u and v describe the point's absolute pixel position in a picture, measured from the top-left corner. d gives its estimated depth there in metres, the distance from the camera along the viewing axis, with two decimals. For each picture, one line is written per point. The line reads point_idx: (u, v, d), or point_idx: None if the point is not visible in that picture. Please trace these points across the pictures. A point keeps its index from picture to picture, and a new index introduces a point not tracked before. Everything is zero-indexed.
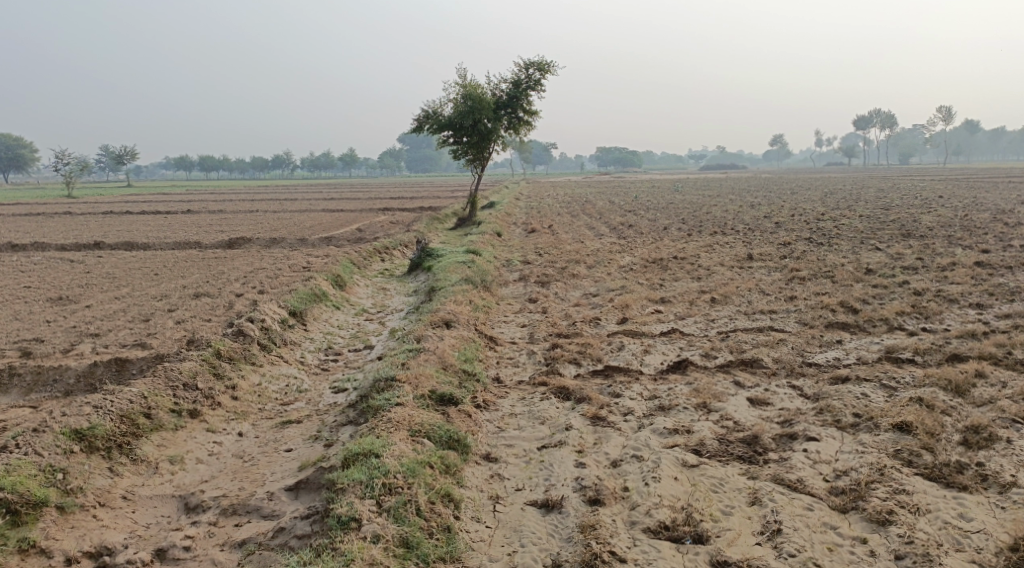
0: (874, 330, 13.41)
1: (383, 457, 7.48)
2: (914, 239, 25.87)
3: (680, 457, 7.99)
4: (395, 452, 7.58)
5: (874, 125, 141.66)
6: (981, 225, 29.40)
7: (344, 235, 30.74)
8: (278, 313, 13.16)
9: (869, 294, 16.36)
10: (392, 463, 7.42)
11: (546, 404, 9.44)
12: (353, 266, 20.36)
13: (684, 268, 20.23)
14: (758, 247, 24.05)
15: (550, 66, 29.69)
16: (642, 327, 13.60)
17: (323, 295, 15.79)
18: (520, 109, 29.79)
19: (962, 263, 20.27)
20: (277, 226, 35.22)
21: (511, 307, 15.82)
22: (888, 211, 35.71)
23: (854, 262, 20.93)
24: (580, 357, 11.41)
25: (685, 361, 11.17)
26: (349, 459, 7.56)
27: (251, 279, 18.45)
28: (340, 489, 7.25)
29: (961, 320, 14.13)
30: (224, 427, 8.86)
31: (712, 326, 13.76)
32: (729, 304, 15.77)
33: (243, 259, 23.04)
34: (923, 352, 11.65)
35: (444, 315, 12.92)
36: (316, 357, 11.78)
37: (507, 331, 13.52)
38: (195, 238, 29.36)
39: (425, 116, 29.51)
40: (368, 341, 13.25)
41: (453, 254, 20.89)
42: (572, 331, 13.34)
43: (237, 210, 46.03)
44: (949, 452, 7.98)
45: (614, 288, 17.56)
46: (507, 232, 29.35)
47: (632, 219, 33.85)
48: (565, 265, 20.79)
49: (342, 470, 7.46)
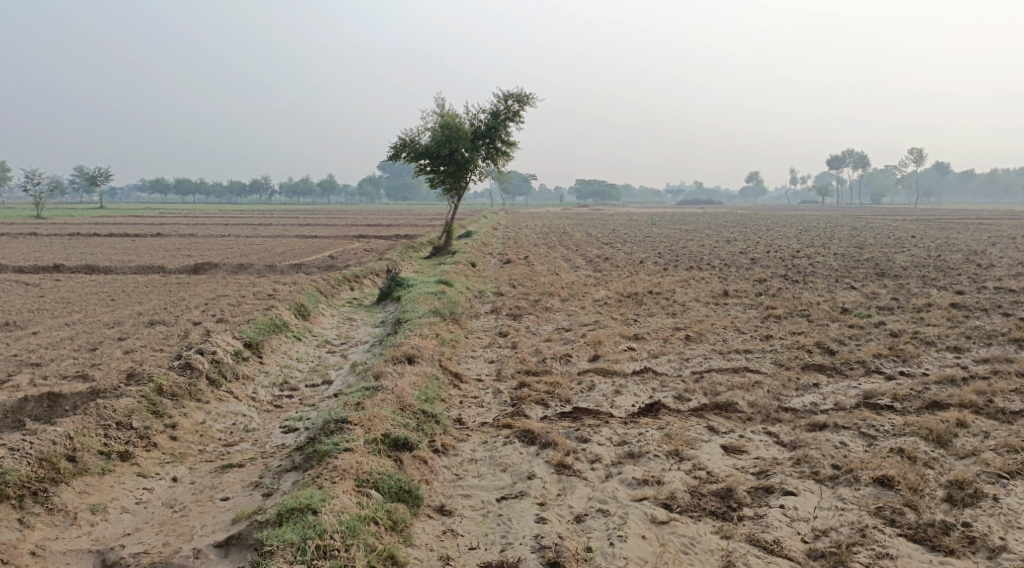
0: (851, 373, 13.02)
1: (321, 514, 6.87)
2: (888, 278, 25.74)
3: (648, 512, 7.48)
4: (335, 508, 6.97)
5: (847, 164, 143.54)
6: (955, 265, 29.40)
7: (315, 262, 30.18)
8: (231, 344, 12.61)
9: (845, 335, 16.03)
10: (330, 522, 6.81)
11: (508, 449, 8.90)
12: (319, 295, 19.82)
13: (659, 304, 19.85)
14: (733, 283, 23.77)
15: (529, 98, 29.48)
16: (613, 365, 13.11)
17: (283, 325, 15.26)
18: (498, 139, 29.48)
19: (937, 304, 20.06)
20: (247, 252, 34.58)
21: (480, 341, 15.30)
22: (862, 250, 35.74)
23: (829, 301, 20.65)
24: (547, 397, 10.89)
25: (657, 403, 10.67)
26: (285, 515, 6.95)
27: (211, 308, 17.88)
28: (269, 551, 6.62)
29: (939, 363, 13.79)
30: (157, 472, 8.29)
31: (686, 366, 13.31)
32: (704, 342, 15.35)
33: (207, 286, 22.42)
34: (902, 398, 11.25)
35: (407, 349, 12.39)
36: (269, 393, 11.55)
37: (473, 367, 12.98)
38: (160, 262, 28.66)
39: (402, 144, 29.11)
40: (327, 375, 12.76)
41: (424, 285, 20.38)
42: (541, 368, 12.83)
43: (209, 234, 45.34)
44: (934, 511, 7.52)
45: (586, 323, 17.11)
46: (482, 263, 28.92)
47: (608, 252, 33.52)
48: (538, 298, 20.34)
49: (275, 528, 6.85)
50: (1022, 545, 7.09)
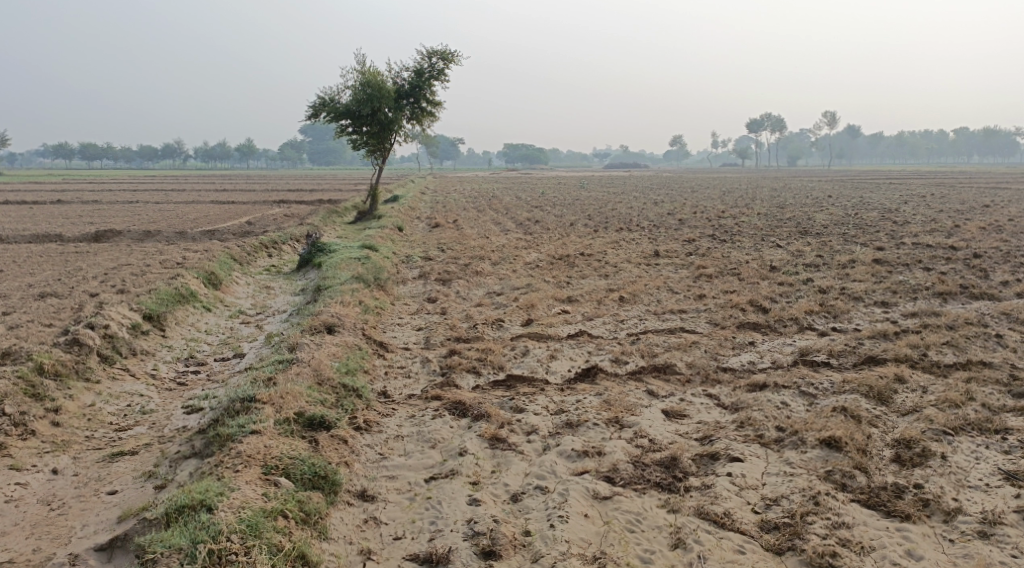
0: (786, 330, 12.73)
1: (217, 511, 6.08)
2: (811, 236, 25.87)
3: (590, 487, 6.91)
4: (235, 503, 6.18)
5: (765, 127, 146.08)
6: (873, 223, 29.84)
7: (231, 228, 28.74)
8: (128, 317, 11.66)
9: (776, 292, 15.80)
10: (227, 520, 6.03)
11: (437, 424, 8.21)
12: (233, 262, 18.67)
13: (591, 265, 19.38)
14: (663, 244, 23.45)
15: (454, 56, 28.42)
16: (547, 330, 12.52)
17: (190, 295, 14.21)
18: (423, 99, 28.39)
19: (862, 260, 20.11)
20: (158, 219, 32.83)
21: (406, 308, 14.54)
22: (784, 209, 36.08)
23: (758, 259, 20.51)
24: (478, 365, 10.23)
25: (594, 368, 10.11)
26: (175, 514, 6.16)
27: (111, 280, 16.68)
28: (155, 558, 5.81)
29: (871, 319, 13.62)
30: (33, 464, 7.47)
31: (621, 328, 12.80)
32: (637, 303, 14.91)
33: (110, 255, 21.04)
34: (839, 354, 10.97)
35: (326, 318, 11.54)
36: (172, 369, 10.77)
37: (399, 336, 12.23)
38: (61, 232, 26.89)
39: (321, 103, 27.75)
40: (238, 348, 11.87)
41: (346, 249, 19.45)
42: (470, 334, 12.15)
43: (117, 201, 43.01)
44: (885, 473, 7.16)
45: (517, 286, 16.48)
46: (408, 227, 27.99)
47: (537, 215, 32.91)
48: (467, 262, 19.60)
49: (163, 531, 6.04)
50: (976, 506, 6.79)
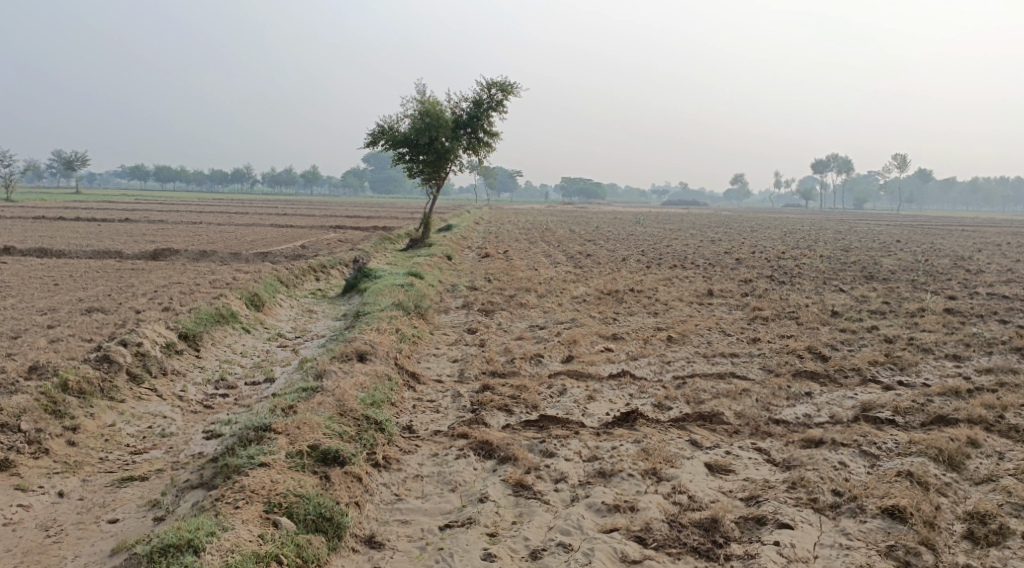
0: (846, 381, 11.94)
1: (205, 553, 5.70)
2: (877, 282, 24.83)
3: (619, 548, 6.32)
4: (226, 545, 5.79)
5: (831, 169, 143.39)
6: (944, 270, 28.56)
7: (284, 250, 28.87)
8: (162, 336, 11.44)
9: (837, 339, 14.98)
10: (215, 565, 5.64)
11: (460, 465, 7.71)
12: (278, 284, 18.53)
13: (641, 302, 18.77)
14: (718, 283, 22.70)
15: (514, 87, 28.27)
16: (588, 368, 11.96)
17: (230, 316, 14.00)
18: (480, 129, 28.24)
19: (930, 309, 19.11)
20: (215, 239, 33.25)
21: (446, 338, 14.13)
22: (849, 253, 34.93)
23: (819, 303, 19.64)
24: (512, 403, 9.71)
25: (634, 412, 9.51)
26: (162, 553, 5.82)
27: (158, 297, 16.68)
28: None
29: (940, 373, 12.73)
30: (40, 485, 7.16)
31: (668, 370, 12.17)
32: (686, 344, 14.24)
33: (162, 273, 21.16)
34: (904, 412, 10.17)
35: (359, 345, 11.18)
36: (200, 392, 10.45)
37: (434, 367, 11.80)
38: (119, 248, 27.31)
39: (379, 131, 27.79)
40: (270, 372, 11.56)
41: (392, 276, 19.20)
42: (508, 369, 11.65)
43: (180, 221, 43.87)
44: (955, 551, 6.40)
45: (563, 321, 15.97)
46: (459, 256, 27.74)
47: (590, 249, 32.40)
48: (513, 293, 19.16)
49: None
50: None
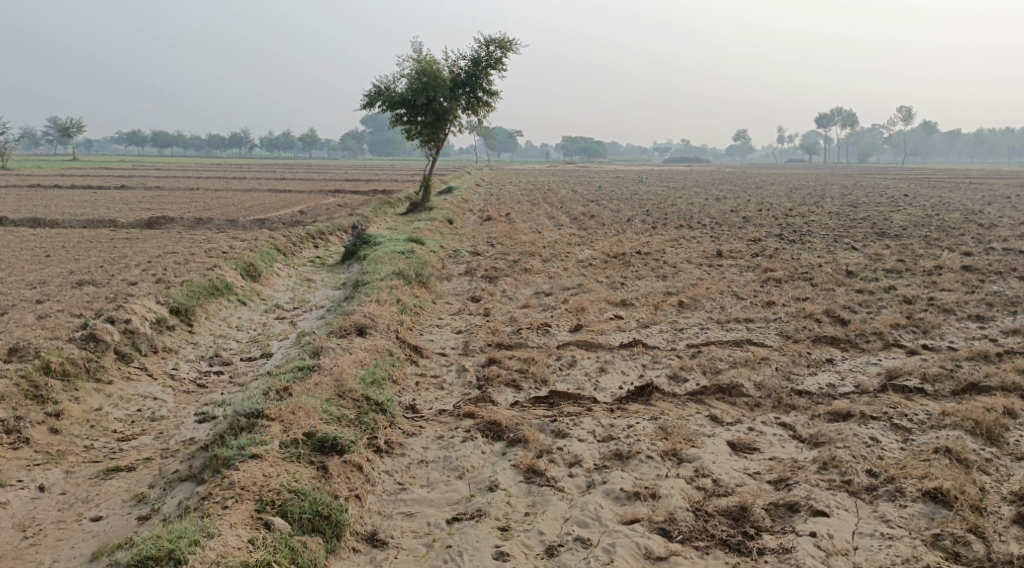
0: (868, 347, 11.44)
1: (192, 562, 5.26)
2: (889, 238, 24.23)
3: (642, 542, 5.87)
4: (215, 552, 5.35)
5: (835, 123, 141.66)
6: (956, 225, 27.95)
7: (282, 217, 28.27)
8: (153, 311, 10.90)
9: (854, 301, 14.45)
10: None
11: (468, 448, 7.23)
12: (275, 253, 17.97)
13: (649, 265, 18.22)
14: (727, 243, 22.10)
15: (513, 44, 27.39)
16: (598, 338, 11.45)
17: (224, 288, 13.46)
18: (479, 89, 27.42)
19: (947, 266, 18.54)
20: (212, 206, 32.61)
21: (449, 308, 13.61)
22: (857, 208, 34.26)
23: (832, 262, 19.09)
24: (520, 378, 9.21)
25: (649, 386, 9.01)
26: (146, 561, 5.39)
27: (152, 268, 16.15)
28: None
29: (965, 336, 12.22)
30: (19, 479, 6.70)
31: (681, 338, 11.67)
32: (698, 310, 13.71)
33: (157, 242, 20.60)
34: (932, 380, 9.68)
35: (359, 319, 10.65)
36: (193, 370, 9.93)
37: (437, 339, 11.29)
38: (113, 217, 26.69)
39: (376, 92, 26.99)
40: (266, 347, 11.01)
41: (392, 242, 18.64)
42: (514, 340, 11.14)
43: (177, 188, 43.24)
44: (1006, 538, 5.94)
45: (569, 286, 15.44)
46: (461, 219, 27.16)
47: (593, 210, 31.77)
48: (517, 258, 18.60)
49: None
50: None
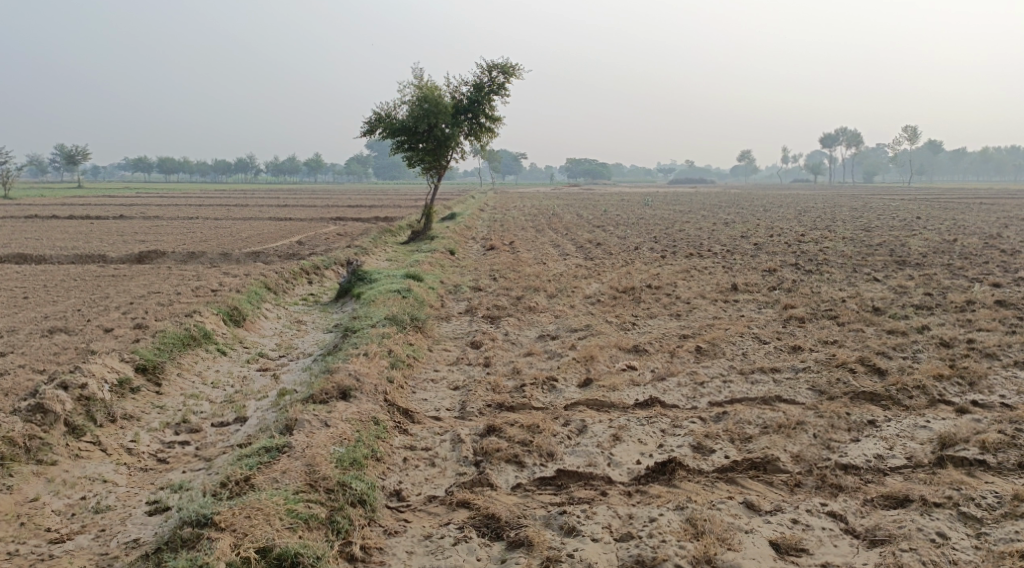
0: (912, 406, 10.27)
1: None
2: (910, 267, 23.06)
3: None
4: None
5: (840, 143, 140.74)
6: (977, 251, 26.77)
7: (278, 249, 27.19)
8: (116, 372, 9.75)
9: (888, 346, 13.27)
10: None
11: (461, 555, 6.43)
12: (264, 292, 16.80)
13: (662, 301, 17.09)
14: (742, 274, 20.95)
15: (517, 69, 26.45)
16: (610, 395, 10.29)
17: (201, 337, 12.26)
18: (482, 115, 26.43)
19: (979, 301, 17.35)
20: (209, 237, 31.53)
21: (447, 357, 12.46)
22: (872, 233, 33.10)
23: (855, 297, 17.90)
24: (523, 451, 8.05)
25: (672, 462, 7.82)
26: None
27: (132, 312, 15.01)
28: None
29: (1016, 389, 11.03)
30: None
31: (702, 395, 10.49)
32: (719, 358, 12.50)
33: (142, 280, 19.48)
34: (994, 448, 8.47)
35: (342, 379, 9.47)
36: (155, 441, 8.77)
37: (431, 399, 10.13)
38: (103, 251, 25.57)
39: (375, 118, 25.97)
40: (241, 410, 9.73)
41: (389, 279, 17.54)
42: (518, 401, 9.96)
43: (175, 217, 42.22)
44: None
45: (577, 328, 14.30)
46: (463, 250, 26.11)
47: (600, 237, 30.65)
48: (521, 294, 17.47)
49: None
50: None
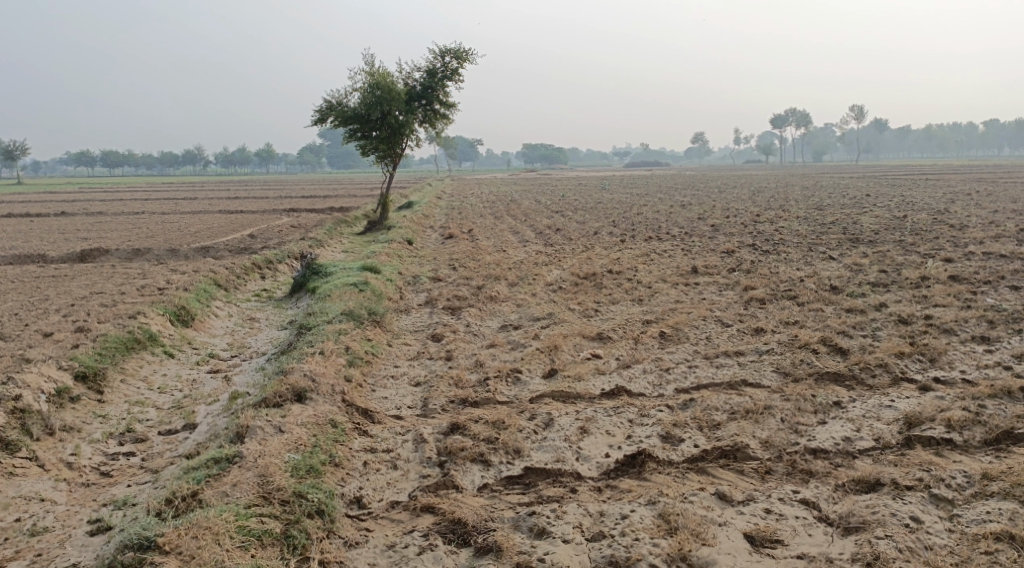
0: (876, 385, 10.22)
1: None
2: (864, 244, 23.27)
3: None
4: None
5: (790, 124, 142.49)
6: (928, 227, 27.15)
7: (230, 243, 26.51)
8: (54, 381, 9.30)
9: (848, 324, 13.26)
10: None
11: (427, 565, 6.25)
12: (214, 289, 16.28)
13: (622, 286, 16.95)
14: (701, 257, 20.91)
15: (470, 54, 26.04)
16: (575, 386, 10.08)
17: (147, 339, 11.80)
18: (436, 101, 26.00)
19: (933, 276, 17.49)
20: (157, 233, 30.66)
21: (406, 351, 12.14)
22: (824, 211, 33.42)
23: (813, 276, 17.94)
24: (488, 449, 7.82)
25: (641, 454, 7.65)
26: None
27: (74, 313, 14.45)
28: None
29: (977, 365, 11.05)
30: None
31: (668, 382, 10.33)
32: (683, 343, 12.36)
33: (86, 280, 18.81)
34: (959, 426, 8.40)
35: (297, 381, 9.11)
36: (98, 454, 8.43)
37: (392, 397, 9.82)
38: (45, 250, 24.67)
39: (326, 106, 25.36)
40: (190, 416, 9.32)
41: (345, 271, 17.15)
42: (481, 396, 9.69)
43: (123, 213, 41.05)
44: None
45: (538, 317, 14.08)
46: (420, 239, 25.73)
47: (558, 221, 30.47)
48: (480, 283, 17.20)
49: None
50: None
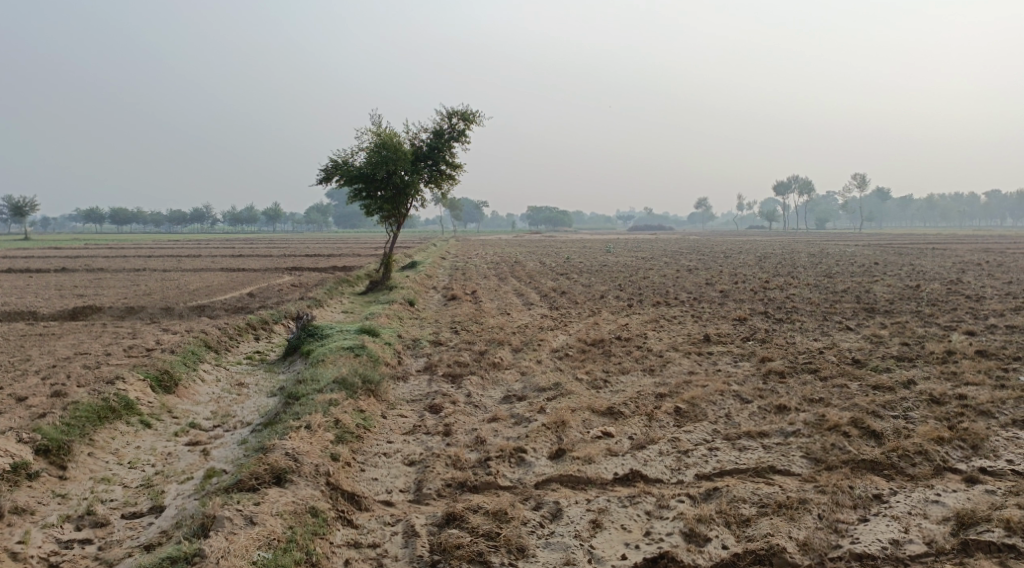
0: (918, 475, 9.28)
1: None
2: (880, 315, 22.45)
3: None
4: None
5: (794, 191, 143.10)
6: (944, 297, 26.34)
7: (227, 302, 25.75)
8: (12, 456, 8.40)
9: (878, 403, 12.31)
10: None
11: None
12: (203, 351, 15.40)
13: (633, 355, 16.09)
14: (713, 325, 20.05)
15: (477, 116, 25.66)
16: (585, 469, 9.14)
17: (123, 408, 10.88)
18: (442, 161, 25.50)
19: (960, 351, 16.58)
20: (154, 290, 29.91)
21: (402, 424, 11.21)
22: (835, 279, 32.66)
23: (832, 347, 17.05)
24: (490, 549, 7.08)
25: (664, 557, 7.07)
26: None
27: (51, 376, 13.55)
28: None
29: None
30: None
31: (688, 465, 9.38)
32: (701, 421, 11.40)
33: (72, 339, 17.95)
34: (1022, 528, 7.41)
35: (277, 460, 8.20)
36: (52, 542, 7.54)
37: (383, 478, 8.89)
38: (36, 307, 23.87)
39: (332, 165, 24.82)
40: (159, 496, 8.40)
41: (342, 334, 16.29)
42: (482, 480, 8.75)
43: (123, 269, 40.35)
44: None
45: (544, 387, 13.16)
46: (423, 300, 25.00)
47: (564, 284, 29.73)
48: (483, 349, 16.32)
49: None
50: None
